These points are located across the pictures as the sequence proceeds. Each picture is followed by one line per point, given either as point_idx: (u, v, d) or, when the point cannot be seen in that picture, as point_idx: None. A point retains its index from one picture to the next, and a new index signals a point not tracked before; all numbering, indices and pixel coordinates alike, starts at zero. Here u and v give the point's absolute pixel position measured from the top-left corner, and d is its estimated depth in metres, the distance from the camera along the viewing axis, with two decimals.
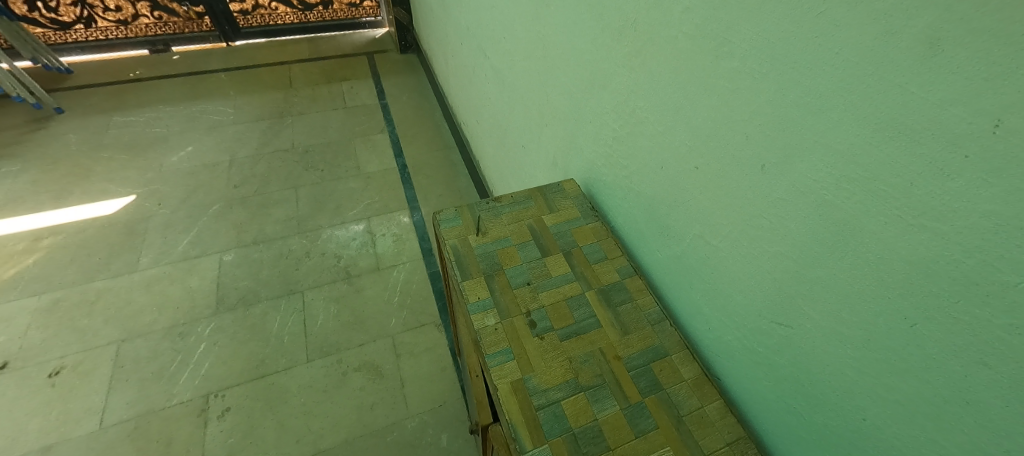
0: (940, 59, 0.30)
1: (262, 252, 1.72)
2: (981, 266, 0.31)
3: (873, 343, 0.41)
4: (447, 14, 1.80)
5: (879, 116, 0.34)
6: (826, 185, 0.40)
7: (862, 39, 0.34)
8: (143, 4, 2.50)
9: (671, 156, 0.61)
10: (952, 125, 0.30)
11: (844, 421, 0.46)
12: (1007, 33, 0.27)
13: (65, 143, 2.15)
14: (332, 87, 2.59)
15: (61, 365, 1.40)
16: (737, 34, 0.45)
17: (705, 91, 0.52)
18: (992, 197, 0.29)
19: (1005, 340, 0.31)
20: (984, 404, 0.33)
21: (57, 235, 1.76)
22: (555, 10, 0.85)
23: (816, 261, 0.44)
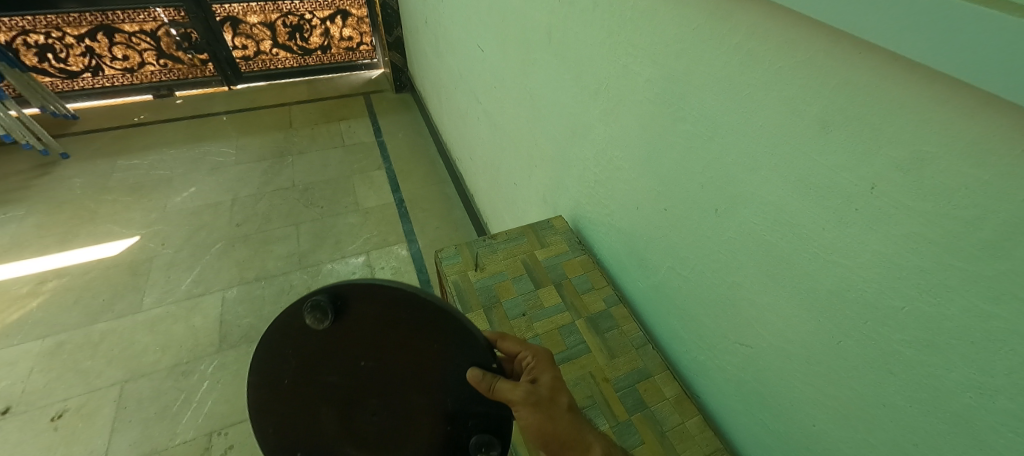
0: (831, 135, 0.40)
1: (264, 288, 1.77)
2: (878, 293, 0.40)
3: (814, 358, 0.49)
4: (441, 60, 1.93)
5: (796, 176, 0.44)
6: (765, 228, 0.50)
7: (778, 117, 0.44)
8: (150, 53, 2.62)
9: (645, 198, 0.70)
10: (845, 186, 0.40)
11: (799, 428, 0.53)
12: (869, 121, 0.37)
13: (70, 187, 2.21)
14: (331, 126, 2.70)
15: (63, 408, 1.42)
16: (688, 103, 0.55)
17: (667, 147, 0.62)
18: (877, 241, 0.39)
19: (902, 352, 0.40)
20: (894, 405, 0.42)
21: (61, 277, 1.81)
22: (540, 68, 0.96)
23: (765, 290, 0.52)
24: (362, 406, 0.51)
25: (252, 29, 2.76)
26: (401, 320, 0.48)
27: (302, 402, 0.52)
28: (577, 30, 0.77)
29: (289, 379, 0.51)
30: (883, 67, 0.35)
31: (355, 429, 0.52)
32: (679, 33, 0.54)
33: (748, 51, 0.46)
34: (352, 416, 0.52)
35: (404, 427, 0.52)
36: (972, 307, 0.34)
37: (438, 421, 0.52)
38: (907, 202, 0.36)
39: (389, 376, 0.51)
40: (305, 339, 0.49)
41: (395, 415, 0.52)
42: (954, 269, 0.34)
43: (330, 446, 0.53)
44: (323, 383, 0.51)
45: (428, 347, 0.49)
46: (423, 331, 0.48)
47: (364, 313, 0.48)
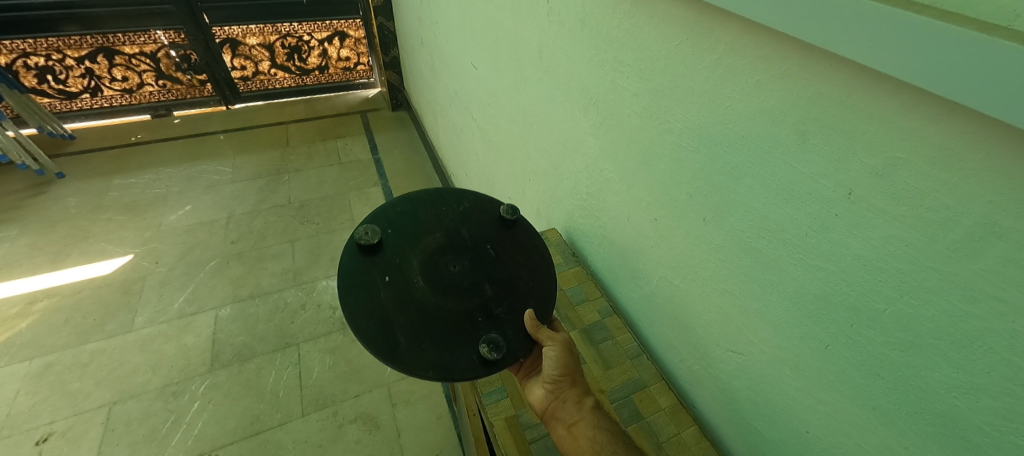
0: (807, 144, 0.42)
1: (258, 306, 1.76)
2: (862, 297, 0.41)
3: (803, 363, 0.49)
4: (437, 79, 1.96)
5: (779, 184, 0.46)
6: (751, 235, 0.51)
7: (759, 127, 0.46)
8: (149, 74, 2.66)
9: (635, 209, 0.71)
10: (824, 193, 0.41)
11: (792, 435, 0.54)
12: (844, 129, 0.38)
13: (64, 206, 2.21)
14: (327, 144, 2.73)
15: (49, 431, 1.39)
16: (674, 116, 0.57)
17: (655, 158, 0.63)
18: (859, 245, 0.40)
19: (888, 355, 0.40)
20: (883, 408, 0.42)
21: (52, 297, 1.79)
22: (532, 85, 0.98)
23: (753, 296, 0.53)
24: (456, 255, 0.68)
25: (251, 50, 2.80)
26: (530, 258, 0.71)
27: (431, 221, 0.72)
28: (567, 48, 0.79)
29: (446, 210, 0.74)
30: (856, 77, 0.36)
31: (429, 262, 0.66)
32: (663, 49, 0.56)
33: (729, 65, 0.47)
34: (441, 254, 0.67)
35: (456, 285, 0.65)
36: (949, 307, 0.35)
37: (478, 306, 0.63)
38: (883, 207, 0.37)
39: (488, 265, 0.68)
40: (480, 216, 0.75)
41: (462, 278, 0.65)
42: (930, 270, 0.35)
43: (402, 253, 0.67)
44: (454, 229, 0.71)
45: (525, 280, 0.68)
46: (534, 271, 0.69)
47: (520, 239, 0.73)
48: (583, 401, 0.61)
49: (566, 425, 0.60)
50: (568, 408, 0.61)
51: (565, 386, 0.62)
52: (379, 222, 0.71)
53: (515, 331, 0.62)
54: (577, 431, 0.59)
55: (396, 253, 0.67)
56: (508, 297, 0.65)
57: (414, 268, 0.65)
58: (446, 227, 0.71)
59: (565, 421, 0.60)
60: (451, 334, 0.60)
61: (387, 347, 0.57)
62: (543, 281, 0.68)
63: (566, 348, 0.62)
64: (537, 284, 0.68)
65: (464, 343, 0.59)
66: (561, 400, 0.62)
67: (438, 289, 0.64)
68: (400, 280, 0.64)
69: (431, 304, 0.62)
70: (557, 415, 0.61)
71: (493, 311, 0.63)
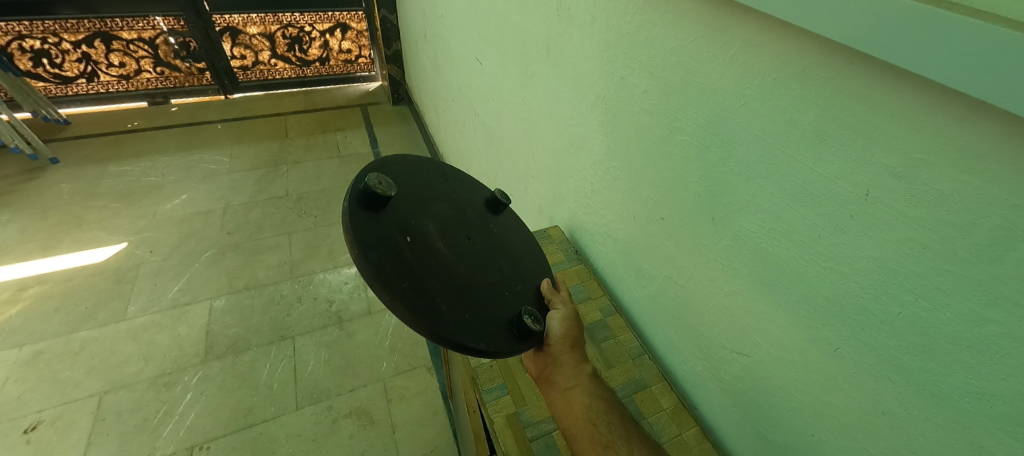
0: (824, 145, 0.41)
1: (253, 298, 1.74)
2: (874, 300, 0.41)
3: (811, 365, 0.49)
4: (439, 73, 1.95)
5: (793, 185, 0.45)
6: (761, 235, 0.51)
7: (773, 126, 0.46)
8: (147, 60, 2.62)
9: (641, 207, 0.71)
10: (839, 193, 0.41)
11: (797, 438, 0.54)
12: (862, 129, 0.38)
13: (57, 192, 2.18)
14: (326, 136, 2.71)
15: (37, 420, 1.37)
16: (685, 113, 0.57)
17: (665, 156, 0.63)
18: (873, 247, 0.40)
19: (899, 358, 0.40)
20: (893, 412, 0.42)
21: (43, 284, 1.76)
22: (539, 81, 0.98)
23: (761, 297, 0.53)
24: (468, 228, 0.64)
25: (251, 39, 2.77)
26: (527, 239, 0.73)
27: (435, 184, 0.65)
28: (576, 44, 0.78)
29: (446, 176, 0.68)
30: (877, 78, 0.36)
31: (442, 232, 0.60)
32: (676, 46, 0.55)
33: (744, 63, 0.47)
34: (451, 224, 0.62)
35: (477, 259, 0.61)
36: (965, 311, 0.35)
37: (502, 281, 0.62)
38: (900, 209, 0.37)
39: (497, 244, 0.66)
40: (476, 188, 0.71)
41: (480, 255, 0.62)
42: (948, 274, 0.35)
43: (415, 215, 0.58)
44: (457, 200, 0.66)
45: (530, 259, 0.70)
46: (530, 247, 0.72)
47: (514, 223, 0.73)
48: (583, 367, 0.61)
49: (563, 388, 0.59)
50: (565, 373, 0.60)
51: (564, 351, 0.61)
52: (381, 172, 0.58)
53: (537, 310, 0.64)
54: (571, 395, 0.59)
55: (409, 212, 0.57)
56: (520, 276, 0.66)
57: (434, 235, 0.58)
58: (450, 196, 0.65)
59: (561, 385, 0.59)
60: (489, 310, 0.57)
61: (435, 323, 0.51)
62: (541, 257, 0.72)
63: (573, 316, 0.64)
64: (537, 261, 0.71)
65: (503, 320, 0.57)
66: (558, 363, 0.61)
67: (462, 262, 0.59)
68: (422, 245, 0.56)
69: (461, 276, 0.57)
70: (553, 378, 0.61)
71: (514, 288, 0.63)
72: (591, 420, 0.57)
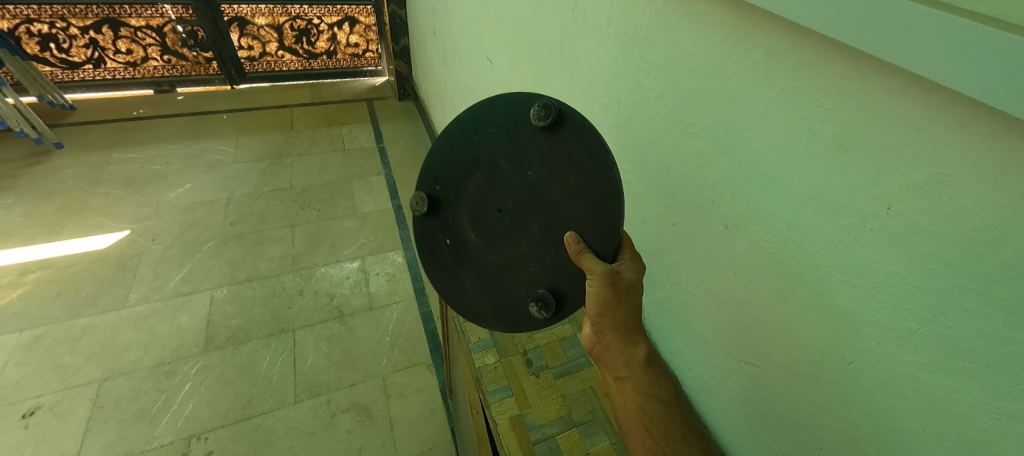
0: (846, 156, 0.41)
1: (255, 289, 1.74)
2: (890, 315, 0.40)
3: (821, 378, 0.49)
4: (447, 70, 1.94)
5: (811, 196, 0.45)
6: (776, 244, 0.50)
7: (793, 135, 0.45)
8: (154, 48, 2.62)
9: (652, 213, 0.70)
10: (860, 206, 0.41)
11: (804, 450, 0.53)
12: (886, 142, 0.37)
13: (61, 178, 2.17)
14: (332, 130, 2.70)
15: (36, 405, 1.37)
16: (700, 119, 0.56)
17: (679, 161, 0.62)
18: (892, 262, 0.39)
19: (914, 375, 0.40)
20: (905, 428, 0.42)
21: (45, 268, 1.76)
22: (550, 82, 0.97)
23: (773, 306, 0.53)
24: (498, 195, 0.58)
25: (259, 30, 2.77)
26: (582, 174, 0.51)
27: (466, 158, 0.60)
28: (590, 45, 0.78)
29: (480, 138, 0.59)
30: (904, 90, 0.35)
31: (475, 213, 0.60)
32: (695, 51, 0.55)
33: (765, 70, 0.47)
34: (487, 195, 0.59)
35: (506, 234, 0.58)
36: (988, 331, 0.34)
37: (528, 254, 0.57)
38: (923, 224, 0.36)
39: (533, 197, 0.55)
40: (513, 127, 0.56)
41: (509, 229, 0.58)
42: (971, 291, 0.34)
43: (453, 209, 0.62)
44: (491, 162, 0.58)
45: (577, 206, 0.52)
46: (585, 188, 0.51)
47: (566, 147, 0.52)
48: (633, 354, 0.57)
49: (614, 375, 0.58)
50: (613, 359, 0.57)
51: (606, 333, 0.56)
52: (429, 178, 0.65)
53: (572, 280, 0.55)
54: (622, 384, 0.57)
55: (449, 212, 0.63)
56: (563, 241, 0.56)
57: (466, 224, 0.61)
58: (485, 163, 0.59)
59: (612, 372, 0.58)
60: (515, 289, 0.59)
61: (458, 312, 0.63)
62: (586, 200, 0.51)
63: (607, 288, 0.50)
64: (584, 209, 0.52)
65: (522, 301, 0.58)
66: (606, 345, 0.57)
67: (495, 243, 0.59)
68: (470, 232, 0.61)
69: (488, 260, 0.60)
70: (604, 361, 0.59)
71: (542, 255, 0.56)
72: (642, 422, 0.56)
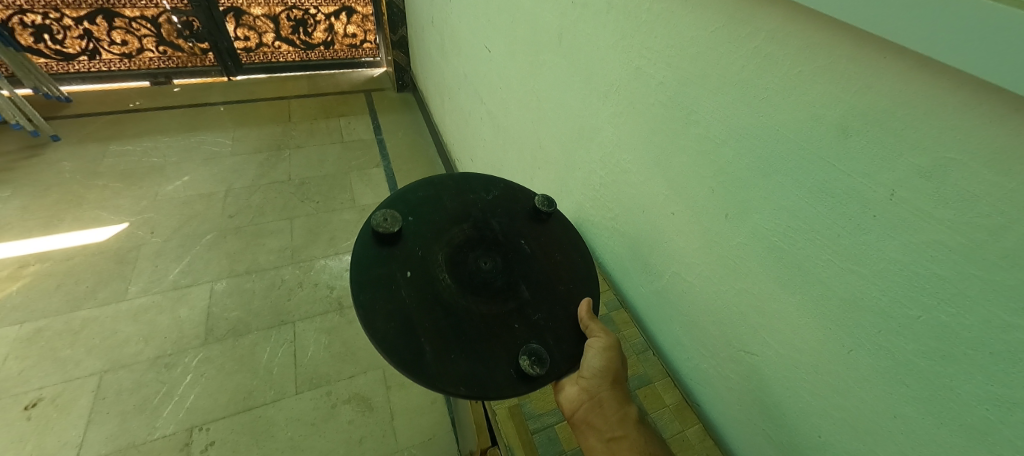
0: (849, 142, 0.40)
1: (254, 282, 1.74)
2: (893, 303, 0.40)
3: (821, 368, 0.49)
4: (446, 61, 1.92)
5: (813, 183, 0.44)
6: (777, 233, 0.50)
7: (793, 120, 0.45)
8: (149, 39, 2.59)
9: (652, 203, 0.70)
10: (863, 193, 0.40)
11: (804, 439, 0.53)
12: (890, 127, 0.37)
13: (58, 171, 2.16)
14: (330, 122, 2.68)
15: (38, 397, 1.37)
16: (702, 106, 0.55)
17: (679, 149, 0.61)
18: (895, 248, 0.39)
19: (916, 363, 0.39)
20: (905, 416, 0.42)
21: (44, 261, 1.75)
22: (548, 71, 0.96)
23: (773, 296, 0.52)
24: (486, 254, 0.66)
25: (255, 21, 2.74)
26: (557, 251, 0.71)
27: (456, 209, 0.70)
28: (590, 33, 0.77)
29: (474, 198, 0.73)
30: (911, 72, 0.34)
31: (454, 260, 0.64)
32: (696, 36, 0.54)
33: (768, 54, 0.46)
34: (474, 249, 0.66)
35: (489, 288, 0.63)
36: (991, 318, 0.34)
37: (515, 311, 0.62)
38: (928, 210, 0.36)
39: (521, 262, 0.67)
40: (513, 206, 0.74)
41: (485, 284, 0.63)
42: (974, 278, 0.34)
43: (425, 244, 0.65)
44: (483, 220, 0.70)
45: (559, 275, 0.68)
46: (571, 268, 0.70)
47: (555, 234, 0.73)
48: (626, 412, 0.57)
49: (604, 438, 0.56)
50: (607, 419, 0.57)
51: (604, 387, 0.58)
52: (400, 208, 0.69)
53: (556, 341, 0.62)
54: (617, 446, 0.55)
55: (418, 245, 0.65)
56: (548, 301, 0.65)
57: (439, 264, 0.63)
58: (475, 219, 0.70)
59: (603, 434, 0.56)
60: (493, 343, 0.58)
61: (400, 354, 0.54)
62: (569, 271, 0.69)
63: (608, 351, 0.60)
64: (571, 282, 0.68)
65: (503, 358, 0.58)
66: (597, 406, 0.57)
67: (469, 290, 0.62)
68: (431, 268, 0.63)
69: (463, 308, 0.60)
70: (592, 423, 0.57)
71: (531, 317, 0.63)
72: None
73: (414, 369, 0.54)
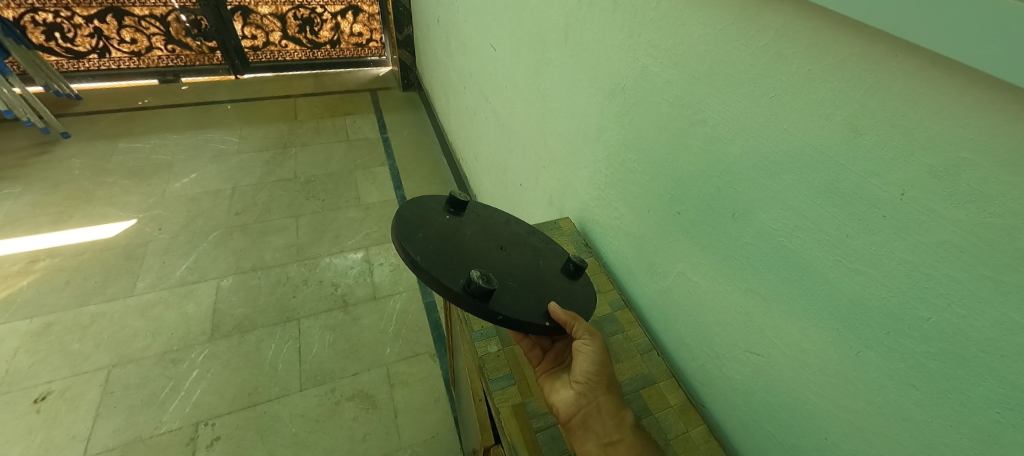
0: (859, 141, 0.40)
1: (260, 278, 1.75)
2: (902, 304, 0.40)
3: (828, 369, 0.48)
4: (452, 60, 1.92)
5: (822, 182, 0.44)
6: (785, 232, 0.49)
7: (802, 120, 0.44)
8: (158, 37, 2.62)
9: (658, 202, 0.70)
10: (873, 192, 0.40)
11: (810, 441, 0.53)
12: (899, 127, 0.36)
13: (68, 167, 2.19)
14: (336, 120, 2.69)
15: (47, 391, 1.39)
16: (709, 105, 0.55)
17: (685, 148, 0.61)
18: (905, 248, 0.38)
19: (925, 365, 0.39)
20: (914, 419, 0.41)
21: (53, 257, 1.78)
22: (554, 70, 0.96)
23: (780, 296, 0.52)
24: (507, 246, 0.72)
25: (262, 20, 2.75)
26: (570, 281, 0.72)
27: (510, 219, 0.79)
28: (596, 32, 0.77)
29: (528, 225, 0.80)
30: (924, 70, 0.34)
31: (480, 231, 0.72)
32: (703, 34, 0.54)
33: (777, 53, 0.45)
34: (503, 239, 0.73)
35: (489, 254, 0.68)
36: (1004, 320, 0.33)
37: (499, 272, 0.65)
38: (938, 210, 0.35)
39: (529, 268, 0.70)
40: (556, 246, 0.78)
41: (489, 253, 0.68)
42: (986, 279, 0.34)
43: (473, 213, 0.75)
44: (524, 236, 0.77)
45: (558, 288, 0.69)
46: (569, 297, 0.68)
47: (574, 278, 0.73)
48: (622, 416, 0.58)
49: (602, 440, 0.57)
50: (604, 423, 0.58)
51: (598, 392, 0.60)
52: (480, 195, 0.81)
53: (513, 303, 0.61)
54: (615, 449, 0.56)
55: (471, 211, 0.75)
56: (530, 291, 0.65)
57: (471, 225, 0.72)
58: (520, 230, 0.77)
59: (601, 438, 0.57)
60: (460, 266, 0.62)
61: (402, 225, 0.64)
62: (569, 295, 0.69)
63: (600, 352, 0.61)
64: (561, 299, 0.67)
65: (460, 272, 0.61)
66: (594, 408, 0.59)
67: (476, 245, 0.68)
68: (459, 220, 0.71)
69: (460, 245, 0.66)
70: (591, 428, 0.58)
71: (507, 283, 0.64)
72: None
73: (399, 235, 0.62)
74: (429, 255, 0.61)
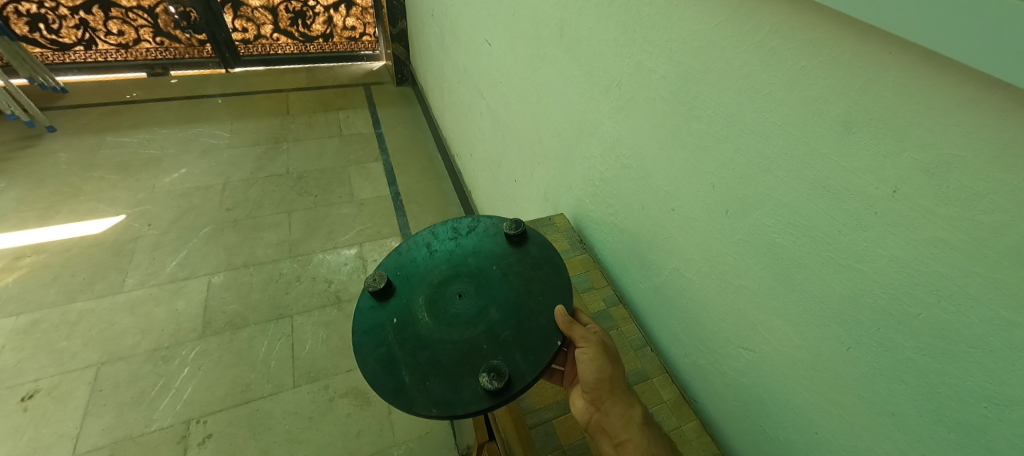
0: (853, 138, 0.40)
1: (252, 275, 1.73)
2: (893, 300, 0.40)
3: (820, 364, 0.49)
4: (446, 54, 1.90)
5: (814, 179, 0.44)
6: (778, 229, 0.50)
7: (797, 117, 0.44)
8: (146, 29, 2.57)
9: (652, 199, 0.70)
10: (865, 189, 0.40)
11: (801, 436, 0.54)
12: (892, 124, 0.37)
13: (54, 162, 2.14)
14: (328, 115, 2.67)
15: (35, 388, 1.37)
16: (704, 101, 0.55)
17: (680, 144, 0.61)
18: (896, 245, 0.39)
19: (916, 360, 0.39)
20: (903, 413, 0.42)
21: (40, 253, 1.75)
22: (549, 64, 0.95)
23: (773, 292, 0.52)
24: (459, 287, 0.66)
25: (253, 12, 2.71)
26: (536, 269, 0.68)
27: (439, 255, 0.71)
28: (591, 27, 0.76)
29: (458, 239, 0.74)
30: (917, 66, 0.34)
31: (432, 304, 0.64)
32: (698, 29, 0.53)
33: (772, 49, 0.45)
34: (449, 285, 0.66)
35: (461, 320, 0.62)
36: (992, 316, 0.33)
37: (485, 333, 0.61)
38: (929, 207, 0.36)
39: (496, 287, 0.66)
40: (491, 238, 0.73)
41: (460, 321, 0.62)
42: (975, 275, 0.34)
43: (407, 292, 0.67)
44: (459, 257, 0.70)
45: (532, 286, 0.66)
46: (545, 282, 0.67)
47: (530, 253, 0.71)
48: (629, 415, 0.57)
49: (613, 442, 0.57)
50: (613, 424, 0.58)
51: (605, 397, 0.59)
52: (387, 266, 0.71)
53: (525, 356, 0.59)
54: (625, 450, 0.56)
55: (402, 293, 0.67)
56: (515, 318, 0.62)
57: (419, 306, 0.65)
58: (452, 257, 0.70)
59: (612, 439, 0.57)
60: (460, 368, 0.58)
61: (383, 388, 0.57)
62: (549, 289, 0.66)
63: (600, 354, 0.59)
64: (544, 297, 0.65)
65: (469, 378, 0.57)
66: (603, 413, 0.59)
67: (445, 324, 0.62)
68: (407, 319, 0.64)
69: (439, 343, 0.60)
70: (604, 430, 0.59)
71: (500, 335, 0.61)
72: None
73: (394, 399, 0.56)
74: (436, 387, 0.57)
